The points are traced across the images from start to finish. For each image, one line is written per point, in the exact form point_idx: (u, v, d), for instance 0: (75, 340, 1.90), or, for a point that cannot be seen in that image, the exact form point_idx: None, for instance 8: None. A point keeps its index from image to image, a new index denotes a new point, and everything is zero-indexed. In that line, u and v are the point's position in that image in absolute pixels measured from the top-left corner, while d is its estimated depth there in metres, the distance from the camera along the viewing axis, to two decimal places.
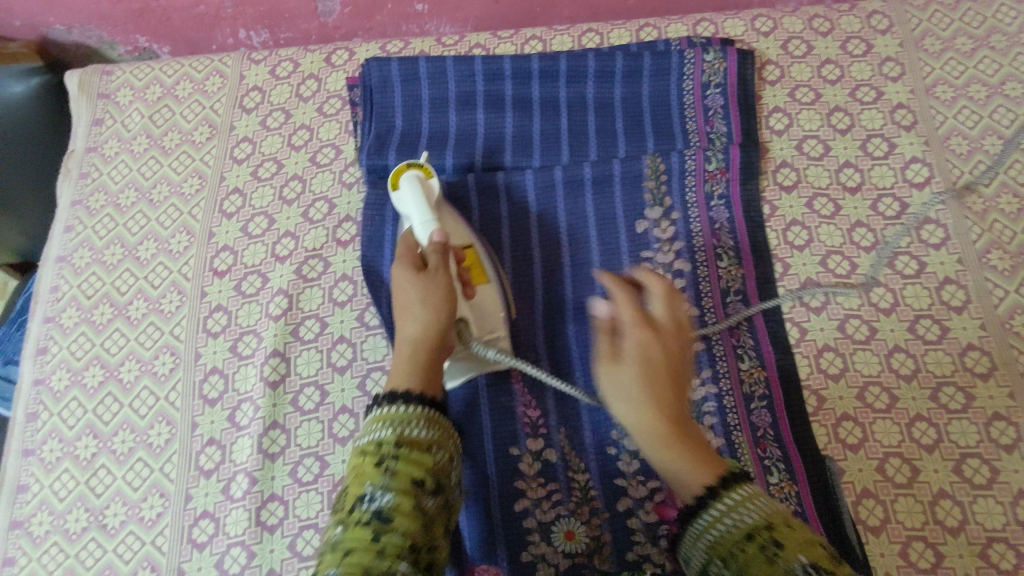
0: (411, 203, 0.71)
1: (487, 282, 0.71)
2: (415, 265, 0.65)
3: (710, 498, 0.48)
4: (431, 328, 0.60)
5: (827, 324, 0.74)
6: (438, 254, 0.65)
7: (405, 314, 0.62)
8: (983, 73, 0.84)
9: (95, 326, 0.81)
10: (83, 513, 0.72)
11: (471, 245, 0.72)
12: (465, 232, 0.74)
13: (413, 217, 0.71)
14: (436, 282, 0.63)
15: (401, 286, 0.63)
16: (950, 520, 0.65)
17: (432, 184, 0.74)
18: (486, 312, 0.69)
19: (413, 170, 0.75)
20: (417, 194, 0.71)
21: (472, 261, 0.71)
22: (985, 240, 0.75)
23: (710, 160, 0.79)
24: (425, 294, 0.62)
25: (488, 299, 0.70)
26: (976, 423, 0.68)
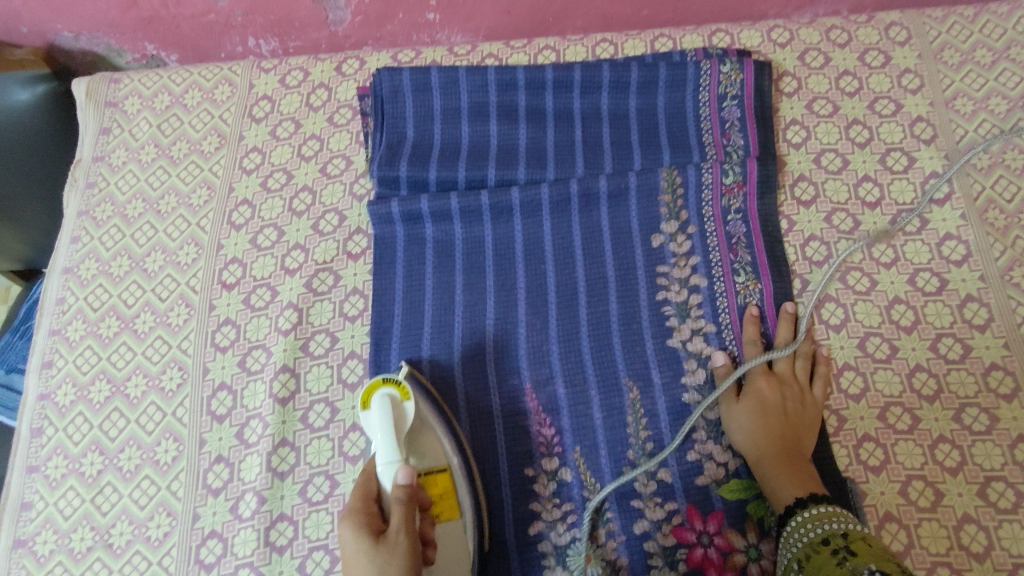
0: (380, 437, 0.64)
1: (457, 519, 0.65)
2: (372, 536, 0.56)
3: (800, 508, 0.61)
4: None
5: (847, 342, 0.73)
6: (401, 510, 0.57)
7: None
8: (1004, 86, 0.82)
9: (102, 340, 0.80)
10: (88, 532, 0.71)
11: (444, 472, 0.66)
12: (440, 452, 0.67)
13: (380, 452, 0.63)
14: (392, 565, 0.54)
15: (355, 556, 0.55)
16: (975, 545, 0.64)
17: (408, 409, 0.66)
18: (451, 570, 0.63)
19: (389, 387, 0.67)
20: (390, 428, 0.64)
21: (442, 494, 0.65)
22: (1008, 257, 0.74)
23: (727, 173, 0.76)
24: (383, 572, 0.54)
25: (452, 542, 0.64)
26: (1000, 445, 0.67)
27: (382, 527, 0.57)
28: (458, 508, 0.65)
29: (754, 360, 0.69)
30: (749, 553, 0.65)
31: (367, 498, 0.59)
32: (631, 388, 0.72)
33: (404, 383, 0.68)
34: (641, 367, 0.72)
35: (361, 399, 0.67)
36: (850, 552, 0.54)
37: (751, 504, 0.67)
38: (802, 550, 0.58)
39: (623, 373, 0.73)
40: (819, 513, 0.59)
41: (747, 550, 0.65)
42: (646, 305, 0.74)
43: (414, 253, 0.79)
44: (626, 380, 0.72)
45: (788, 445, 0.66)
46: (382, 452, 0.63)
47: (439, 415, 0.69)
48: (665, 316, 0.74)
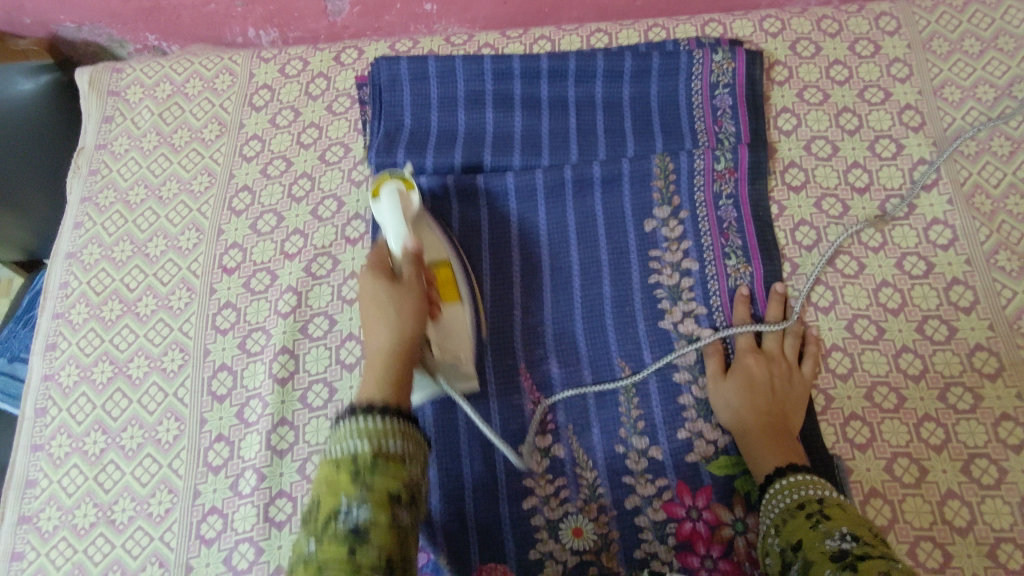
0: (389, 217, 0.69)
1: (459, 304, 0.70)
2: (388, 278, 0.60)
3: (779, 476, 0.62)
4: (403, 336, 0.56)
5: (835, 324, 0.74)
6: (411, 266, 0.62)
7: (375, 323, 0.57)
8: (992, 74, 0.84)
9: (104, 322, 0.81)
10: (91, 509, 0.72)
11: (447, 262, 0.71)
12: (440, 245, 0.73)
13: (389, 229, 0.68)
14: (405, 303, 0.58)
15: (371, 288, 0.59)
16: (958, 520, 0.65)
17: (412, 198, 0.72)
18: (454, 339, 0.68)
19: (393, 182, 0.73)
20: (397, 208, 0.69)
21: (445, 281, 0.70)
22: (994, 241, 0.75)
23: (718, 160, 0.78)
24: (399, 304, 0.58)
25: (455, 317, 0.69)
26: (984, 423, 0.68)
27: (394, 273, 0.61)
28: (459, 292, 0.71)
29: (737, 330, 0.72)
30: (735, 526, 0.67)
31: (380, 254, 0.63)
32: (624, 369, 0.73)
33: (409, 181, 0.74)
34: (634, 348, 0.74)
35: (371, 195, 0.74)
36: (824, 516, 0.55)
37: (739, 480, 0.68)
38: (780, 515, 0.59)
39: (616, 354, 0.74)
40: (795, 481, 0.60)
41: (734, 524, 0.67)
42: (638, 289, 0.76)
43: None
44: (619, 361, 0.74)
45: (774, 421, 0.67)
46: (390, 229, 0.68)
47: (438, 224, 0.75)
48: (658, 298, 0.75)
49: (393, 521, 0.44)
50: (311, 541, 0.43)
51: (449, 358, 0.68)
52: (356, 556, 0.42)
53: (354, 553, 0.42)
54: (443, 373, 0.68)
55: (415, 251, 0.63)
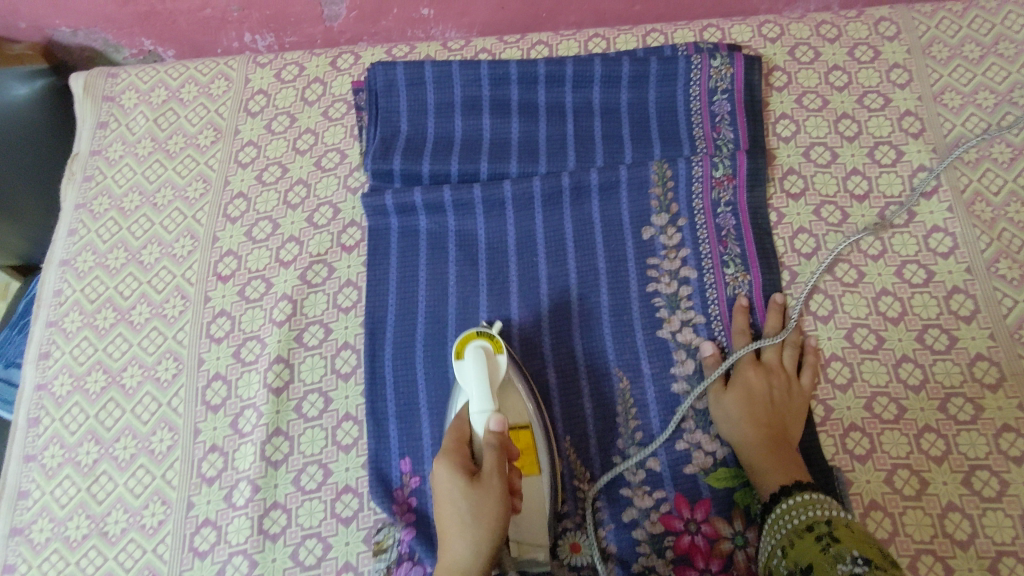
0: (473, 383, 0.65)
1: (537, 475, 0.67)
2: (466, 479, 0.57)
3: (785, 495, 0.61)
4: (481, 552, 0.55)
5: (834, 333, 0.74)
6: (493, 460, 0.59)
7: (451, 531, 0.56)
8: (992, 80, 0.83)
9: (98, 331, 0.80)
10: (84, 520, 0.72)
11: (528, 428, 0.68)
12: (523, 410, 0.68)
13: (472, 401, 0.64)
14: (486, 514, 0.56)
15: (451, 503, 0.57)
16: (959, 533, 0.65)
17: (499, 362, 0.67)
18: (531, 521, 0.66)
19: (481, 339, 0.68)
20: (483, 376, 0.65)
21: (526, 452, 0.67)
22: (994, 249, 0.75)
23: (717, 167, 0.77)
24: (476, 513, 0.56)
25: (535, 495, 0.66)
26: (985, 435, 0.68)
27: (474, 469, 0.59)
28: (539, 461, 0.67)
29: (741, 350, 0.71)
30: (735, 540, 0.66)
31: (460, 446, 0.61)
32: (621, 378, 0.73)
33: (496, 337, 0.69)
34: (632, 357, 0.73)
35: (454, 349, 0.69)
36: (833, 537, 0.54)
37: (738, 492, 0.68)
38: (788, 536, 0.59)
39: (613, 363, 0.73)
40: (803, 499, 0.60)
41: (733, 537, 0.66)
42: (636, 297, 0.75)
43: (408, 245, 0.79)
44: (617, 370, 0.73)
45: (775, 435, 0.67)
46: (473, 404, 0.64)
47: (521, 376, 0.71)
48: (656, 307, 0.75)
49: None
50: None
51: (525, 546, 0.66)
52: None
53: None
54: (515, 559, 0.65)
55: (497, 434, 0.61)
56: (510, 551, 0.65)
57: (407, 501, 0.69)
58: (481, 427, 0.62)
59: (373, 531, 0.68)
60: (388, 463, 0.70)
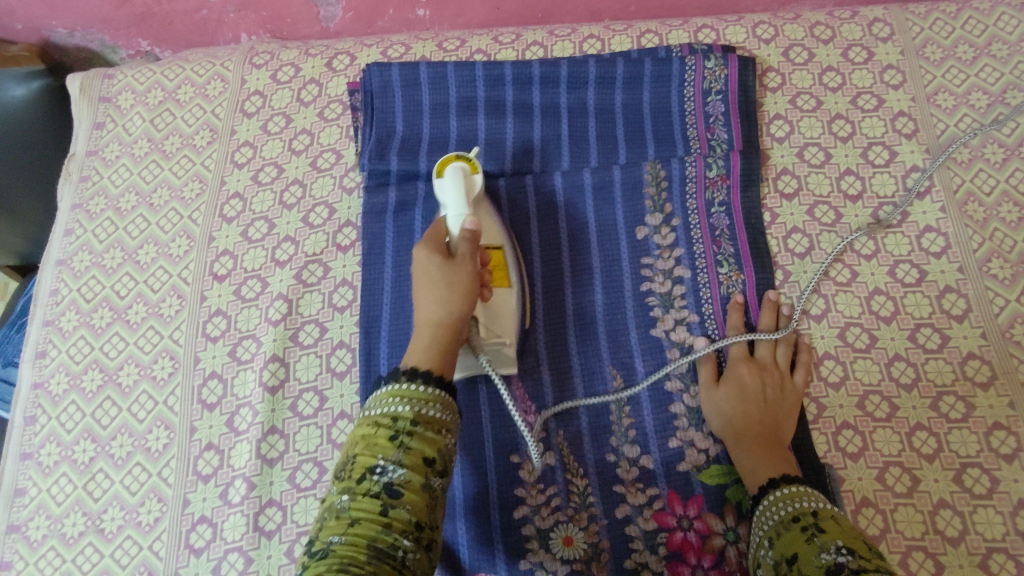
0: (451, 197, 0.69)
1: (507, 287, 0.72)
2: (443, 258, 0.62)
3: (772, 488, 0.61)
4: (454, 313, 0.59)
5: (827, 332, 0.74)
6: (467, 246, 0.63)
7: (427, 296, 0.60)
8: (984, 81, 0.83)
9: (94, 330, 0.81)
10: (80, 518, 0.72)
11: (500, 247, 0.73)
12: (495, 232, 0.74)
13: (449, 209, 0.68)
14: (456, 284, 0.60)
15: (425, 262, 0.62)
16: (950, 530, 0.65)
17: (475, 181, 0.72)
18: (500, 319, 0.70)
19: (459, 162, 0.73)
20: (459, 188, 0.69)
21: (498, 265, 0.72)
22: (986, 249, 0.75)
23: (710, 167, 0.78)
24: (449, 283, 0.60)
25: (505, 304, 0.71)
26: (976, 432, 0.68)
27: (448, 252, 0.63)
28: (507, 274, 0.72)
29: (732, 342, 0.71)
30: (727, 536, 0.67)
31: (437, 238, 0.64)
32: (615, 377, 0.73)
33: (473, 161, 0.74)
34: (626, 357, 0.74)
35: (434, 170, 0.74)
36: (819, 529, 0.54)
37: (730, 489, 0.68)
38: (774, 528, 0.59)
39: (607, 361, 0.74)
40: (789, 492, 0.60)
41: (725, 533, 0.67)
42: (630, 296, 0.76)
43: (403, 244, 0.79)
44: (610, 369, 0.74)
45: (767, 430, 0.67)
46: (449, 210, 0.68)
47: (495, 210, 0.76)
48: (649, 306, 0.75)
49: (425, 483, 0.50)
50: (345, 494, 0.50)
51: (495, 334, 0.69)
52: (388, 514, 0.48)
53: (388, 511, 0.48)
54: (484, 350, 0.69)
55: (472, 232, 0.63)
56: (482, 338, 0.68)
57: None
58: (455, 227, 0.66)
59: None
60: None
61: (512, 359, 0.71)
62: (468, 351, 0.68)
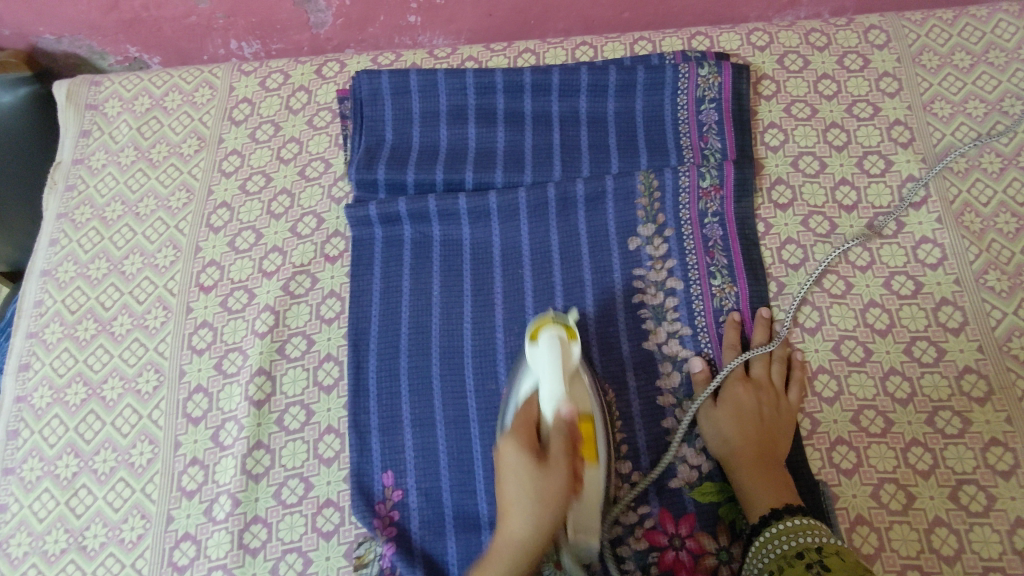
0: (547, 370, 0.62)
1: (594, 467, 0.62)
2: (534, 461, 0.58)
3: (772, 519, 0.61)
4: (542, 528, 0.56)
5: (822, 345, 0.73)
6: (561, 447, 0.59)
7: (513, 511, 0.56)
8: (982, 89, 0.82)
9: (78, 342, 0.80)
10: (62, 535, 0.71)
11: (591, 416, 0.64)
12: (589, 401, 0.66)
13: (544, 384, 0.62)
14: (549, 497, 0.56)
15: (513, 472, 0.58)
16: (946, 549, 0.64)
17: (573, 350, 0.65)
18: (588, 510, 0.62)
19: (555, 326, 0.65)
20: (556, 363, 0.62)
21: (589, 437, 0.63)
22: (983, 261, 0.74)
23: (704, 177, 0.76)
24: (540, 497, 0.56)
25: (594, 487, 0.62)
26: (973, 448, 0.67)
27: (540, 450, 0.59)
28: (597, 451, 0.64)
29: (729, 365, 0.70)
30: (720, 555, 0.66)
31: (526, 432, 0.60)
32: (607, 391, 0.72)
33: (571, 325, 0.67)
34: (618, 369, 0.73)
35: (527, 331, 0.67)
36: (824, 566, 0.54)
37: (723, 507, 0.67)
38: (776, 562, 0.58)
39: (598, 375, 0.73)
40: (788, 526, 0.59)
41: (718, 553, 0.66)
42: (622, 309, 0.74)
43: (392, 255, 0.78)
44: (602, 383, 0.72)
45: (764, 451, 0.66)
46: (544, 387, 0.62)
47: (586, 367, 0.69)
48: (642, 319, 0.74)
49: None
50: None
51: (581, 533, 0.63)
52: None
53: None
54: (568, 545, 0.63)
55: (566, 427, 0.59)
56: (566, 535, 0.63)
57: (389, 515, 0.68)
58: (550, 411, 0.61)
59: (355, 546, 0.67)
60: (370, 476, 0.69)
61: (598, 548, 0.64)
62: (553, 552, 0.63)
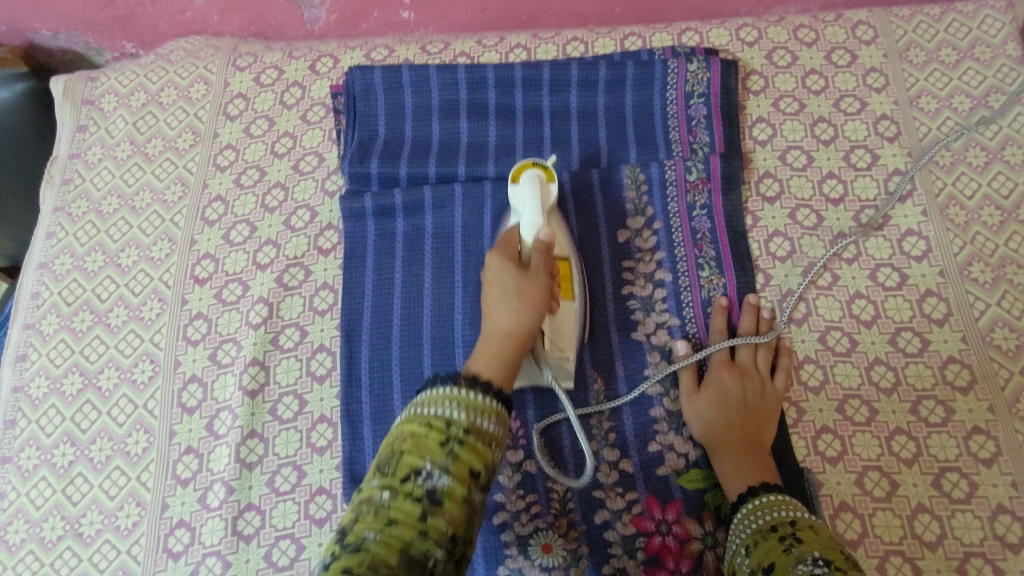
0: (527, 204, 0.65)
1: (571, 301, 0.69)
2: (516, 268, 0.60)
3: (750, 496, 0.61)
4: (522, 322, 0.57)
5: (808, 336, 0.74)
6: (540, 256, 0.61)
7: (495, 304, 0.58)
8: (968, 84, 0.83)
9: (75, 333, 0.81)
10: (58, 522, 0.72)
11: (568, 258, 0.70)
12: (565, 244, 0.71)
13: (523, 215, 0.65)
14: (530, 292, 0.58)
15: (498, 275, 0.60)
16: (928, 535, 0.65)
17: (551, 190, 0.68)
18: (564, 333, 0.68)
19: (535, 169, 0.69)
20: (536, 197, 0.65)
21: (564, 275, 0.69)
22: (967, 253, 0.75)
23: (691, 170, 0.77)
24: (521, 293, 0.58)
25: (568, 316, 0.68)
26: (955, 437, 0.68)
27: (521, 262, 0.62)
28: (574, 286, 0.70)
29: (714, 348, 0.71)
30: (705, 540, 0.67)
31: (511, 246, 0.63)
32: (596, 380, 0.73)
33: (551, 168, 0.70)
34: (608, 359, 0.74)
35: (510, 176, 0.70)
36: (797, 539, 0.54)
37: (709, 493, 0.68)
38: (752, 536, 0.58)
39: (588, 365, 0.74)
40: (768, 501, 0.60)
41: (703, 538, 0.67)
42: (612, 301, 0.75)
43: (384, 248, 0.79)
44: (591, 373, 0.73)
45: (748, 436, 0.67)
46: (523, 218, 0.64)
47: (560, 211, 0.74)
48: (631, 309, 0.75)
49: (466, 500, 0.45)
50: (384, 491, 0.44)
51: (559, 347, 0.68)
52: (425, 519, 0.43)
53: (425, 516, 0.43)
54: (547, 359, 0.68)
55: (545, 241, 0.61)
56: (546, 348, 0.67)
57: None
58: (529, 236, 0.63)
59: (346, 533, 0.68)
60: (362, 465, 0.70)
61: (573, 371, 0.70)
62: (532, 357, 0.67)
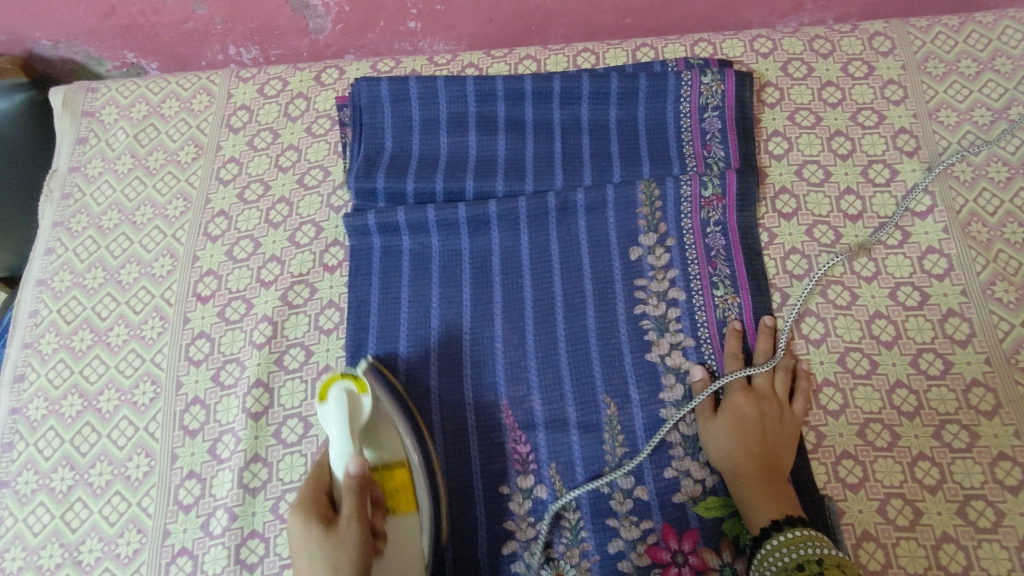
0: (334, 427, 0.63)
1: (412, 512, 0.64)
2: (323, 518, 0.57)
3: (774, 531, 0.60)
4: None
5: (827, 357, 0.72)
6: (352, 494, 0.58)
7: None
8: (988, 97, 0.82)
9: (74, 353, 0.79)
10: (57, 549, 0.70)
11: (405, 463, 0.66)
12: (403, 447, 0.67)
13: (335, 446, 0.62)
14: (343, 554, 0.55)
15: (303, 529, 0.56)
16: (954, 565, 0.63)
17: (364, 401, 0.65)
18: (404, 560, 0.62)
19: (345, 380, 0.66)
20: (344, 418, 0.63)
21: (400, 488, 0.65)
22: (990, 272, 0.73)
23: (706, 186, 0.75)
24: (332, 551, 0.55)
25: (408, 530, 0.63)
26: (980, 463, 0.66)
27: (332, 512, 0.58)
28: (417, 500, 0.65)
29: (730, 375, 0.69)
30: (723, 572, 0.65)
31: (318, 491, 0.60)
32: (609, 405, 0.71)
33: (363, 378, 0.67)
34: (620, 383, 0.71)
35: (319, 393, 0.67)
36: None
37: (727, 522, 0.66)
38: (778, 574, 0.57)
39: (601, 389, 0.71)
40: (794, 537, 0.58)
41: (721, 568, 0.65)
42: (624, 319, 0.73)
43: (391, 266, 0.78)
44: (604, 397, 0.71)
45: (767, 464, 0.65)
46: (334, 444, 0.62)
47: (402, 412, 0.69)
48: (644, 329, 0.73)
49: None
50: None
51: None
52: None
53: None
54: None
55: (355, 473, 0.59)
56: None
57: None
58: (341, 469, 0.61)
59: None
60: None
61: None
62: None
